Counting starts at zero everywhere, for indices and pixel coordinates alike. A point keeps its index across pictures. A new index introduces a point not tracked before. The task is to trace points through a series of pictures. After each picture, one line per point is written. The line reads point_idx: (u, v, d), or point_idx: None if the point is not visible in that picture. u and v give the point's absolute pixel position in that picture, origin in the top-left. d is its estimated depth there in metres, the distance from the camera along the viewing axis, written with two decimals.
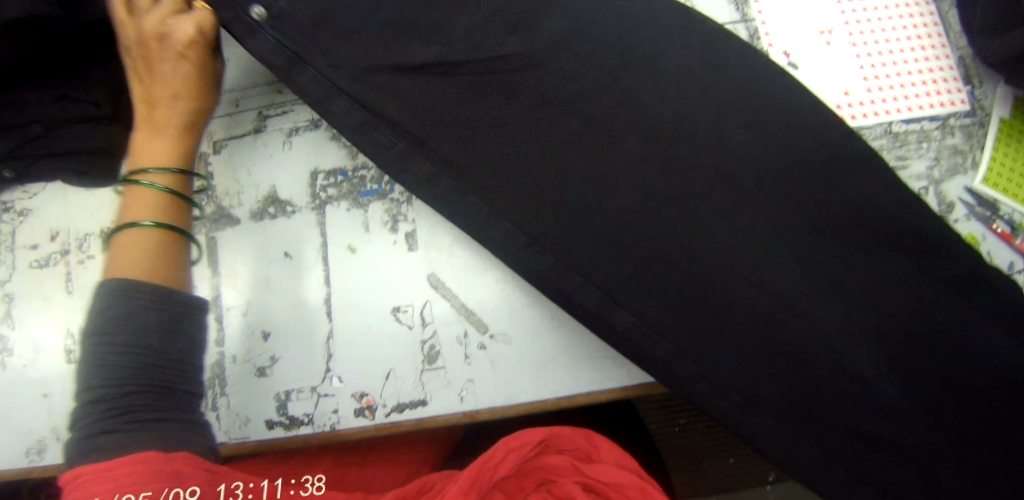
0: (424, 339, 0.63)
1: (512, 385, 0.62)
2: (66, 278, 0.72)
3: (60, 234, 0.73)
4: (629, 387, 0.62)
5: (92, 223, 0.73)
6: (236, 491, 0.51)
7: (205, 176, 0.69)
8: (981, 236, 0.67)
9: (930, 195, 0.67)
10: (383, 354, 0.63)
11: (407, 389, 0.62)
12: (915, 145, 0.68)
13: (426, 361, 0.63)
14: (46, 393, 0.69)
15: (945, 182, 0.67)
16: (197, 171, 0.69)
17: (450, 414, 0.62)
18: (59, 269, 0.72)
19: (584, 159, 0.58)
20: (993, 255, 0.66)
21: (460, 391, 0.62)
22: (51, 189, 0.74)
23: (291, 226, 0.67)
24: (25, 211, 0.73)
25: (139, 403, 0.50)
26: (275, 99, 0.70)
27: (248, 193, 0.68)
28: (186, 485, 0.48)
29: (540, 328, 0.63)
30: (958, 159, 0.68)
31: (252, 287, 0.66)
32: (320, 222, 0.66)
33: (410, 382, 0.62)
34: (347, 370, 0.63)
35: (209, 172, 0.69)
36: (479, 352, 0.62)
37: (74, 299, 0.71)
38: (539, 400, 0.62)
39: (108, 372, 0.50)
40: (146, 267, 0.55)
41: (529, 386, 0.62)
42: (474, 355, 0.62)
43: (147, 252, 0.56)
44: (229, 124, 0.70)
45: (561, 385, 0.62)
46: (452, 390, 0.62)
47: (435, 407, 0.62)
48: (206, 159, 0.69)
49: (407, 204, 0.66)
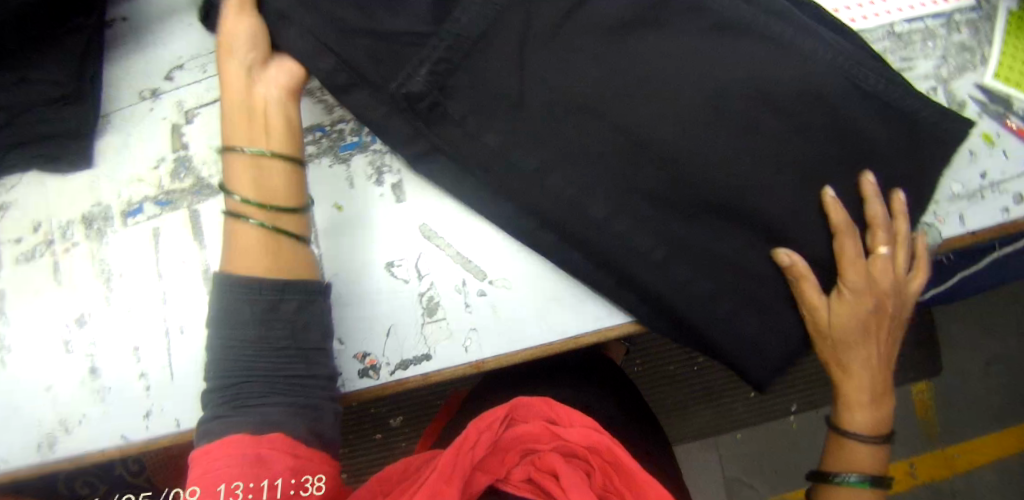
0: (422, 292, 0.61)
1: (516, 331, 0.60)
2: (53, 269, 0.69)
3: (43, 225, 0.70)
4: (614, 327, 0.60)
5: (72, 210, 0.69)
6: (238, 490, 0.48)
7: (181, 148, 0.67)
8: (995, 133, 0.64)
9: (938, 97, 0.64)
10: (381, 310, 0.61)
11: (409, 344, 0.60)
12: (919, 45, 0.64)
13: (425, 313, 0.61)
14: (49, 386, 0.67)
15: (953, 81, 0.64)
16: (171, 143, 0.67)
17: (455, 366, 0.60)
18: (46, 261, 0.69)
19: (570, 97, 0.58)
20: (1007, 152, 0.63)
21: (464, 342, 0.60)
22: (28, 178, 0.70)
23: None
24: (4, 205, 0.70)
25: (251, 388, 0.52)
26: None
27: None
28: (243, 462, 0.49)
29: (539, 268, 0.60)
30: (966, 56, 0.64)
31: None
32: None
33: (411, 336, 0.61)
34: (346, 330, 0.61)
35: (184, 143, 0.67)
36: (479, 299, 0.60)
37: (64, 291, 0.68)
38: (545, 342, 0.60)
39: (233, 362, 0.53)
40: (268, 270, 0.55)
41: (534, 329, 0.60)
42: (474, 304, 0.60)
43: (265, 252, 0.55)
44: (198, 92, 0.68)
45: (566, 325, 0.60)
46: (455, 342, 0.60)
47: (440, 360, 0.60)
48: (179, 130, 0.67)
49: (388, 155, 0.63)
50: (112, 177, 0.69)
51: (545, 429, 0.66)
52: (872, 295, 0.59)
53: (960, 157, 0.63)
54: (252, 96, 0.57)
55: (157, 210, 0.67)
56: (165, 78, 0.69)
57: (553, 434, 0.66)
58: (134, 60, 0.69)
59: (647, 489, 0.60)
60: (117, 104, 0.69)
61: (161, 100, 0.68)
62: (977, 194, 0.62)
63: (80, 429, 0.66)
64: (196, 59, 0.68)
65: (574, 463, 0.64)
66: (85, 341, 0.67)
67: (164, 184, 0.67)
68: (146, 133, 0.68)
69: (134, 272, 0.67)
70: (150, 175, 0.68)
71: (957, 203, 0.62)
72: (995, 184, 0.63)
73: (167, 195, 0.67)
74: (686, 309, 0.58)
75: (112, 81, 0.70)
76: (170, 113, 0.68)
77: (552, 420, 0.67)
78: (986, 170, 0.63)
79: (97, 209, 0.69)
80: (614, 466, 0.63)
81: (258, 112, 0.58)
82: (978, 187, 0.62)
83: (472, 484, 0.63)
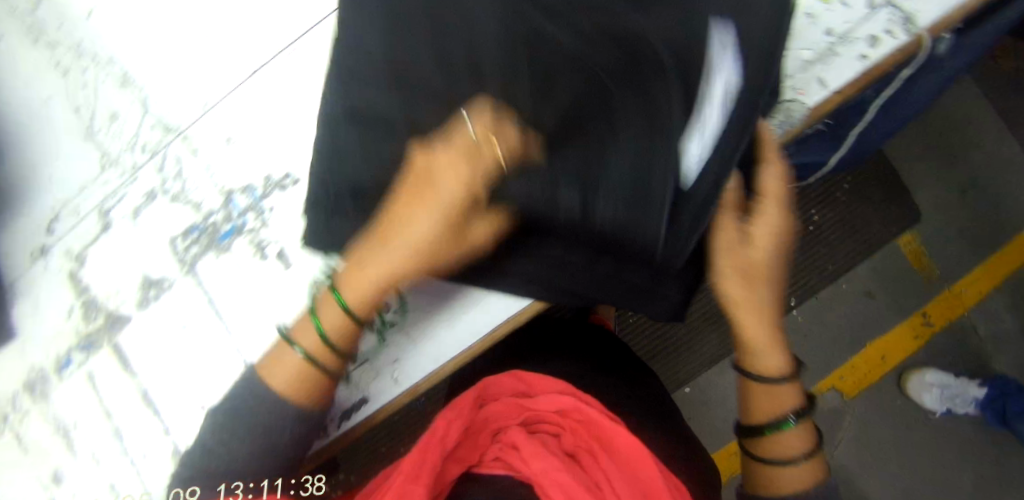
0: None
1: (437, 349, 0.62)
2: (17, 442, 0.70)
3: None
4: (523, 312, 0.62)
5: (12, 383, 0.70)
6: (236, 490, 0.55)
7: (84, 291, 0.69)
8: None
9: None
10: None
11: (343, 394, 0.62)
12: None
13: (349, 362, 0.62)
14: None
15: None
16: (74, 289, 0.69)
17: (393, 400, 0.62)
18: (8, 437, 0.70)
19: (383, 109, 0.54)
20: (846, 2, 0.62)
21: (393, 375, 0.62)
22: None
23: (176, 298, 0.66)
24: None
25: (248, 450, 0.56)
26: (109, 189, 0.69)
27: (127, 287, 0.68)
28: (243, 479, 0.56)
29: (438, 282, 0.61)
30: None
31: (172, 371, 0.66)
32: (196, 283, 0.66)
33: (342, 387, 0.62)
34: None
35: (85, 285, 0.69)
36: (391, 330, 0.61)
37: (32, 459, 0.69)
38: (465, 349, 0.61)
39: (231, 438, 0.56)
40: (298, 389, 0.56)
41: (453, 342, 0.62)
42: (389, 336, 0.62)
43: (304, 373, 0.56)
44: (81, 233, 0.69)
45: (480, 325, 0.61)
46: (385, 378, 0.62)
47: (377, 399, 0.62)
48: (77, 275, 0.69)
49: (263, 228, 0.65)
50: (35, 340, 0.70)
51: (514, 406, 0.68)
52: (761, 275, 0.62)
53: (800, 24, 0.62)
54: (416, 253, 0.52)
55: (85, 354, 0.69)
56: (48, 232, 0.70)
57: (521, 411, 0.68)
58: (16, 225, 0.71)
59: (614, 436, 0.63)
60: (17, 272, 0.71)
61: (51, 254, 0.70)
62: (830, 53, 0.61)
63: None
64: (68, 205, 0.70)
65: (540, 434, 0.66)
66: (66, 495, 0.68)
67: (82, 329, 0.69)
68: (50, 288, 0.70)
69: (87, 419, 0.68)
70: (66, 326, 0.69)
71: (811, 69, 0.61)
72: (844, 37, 0.62)
73: (88, 337, 0.69)
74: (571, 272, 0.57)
75: (5, 251, 0.71)
76: (64, 263, 0.70)
77: (518, 398, 0.69)
78: (830, 26, 0.62)
79: (35, 374, 0.70)
80: (588, 434, 0.65)
81: (426, 253, 0.52)
82: (827, 45, 0.61)
83: (449, 473, 0.63)
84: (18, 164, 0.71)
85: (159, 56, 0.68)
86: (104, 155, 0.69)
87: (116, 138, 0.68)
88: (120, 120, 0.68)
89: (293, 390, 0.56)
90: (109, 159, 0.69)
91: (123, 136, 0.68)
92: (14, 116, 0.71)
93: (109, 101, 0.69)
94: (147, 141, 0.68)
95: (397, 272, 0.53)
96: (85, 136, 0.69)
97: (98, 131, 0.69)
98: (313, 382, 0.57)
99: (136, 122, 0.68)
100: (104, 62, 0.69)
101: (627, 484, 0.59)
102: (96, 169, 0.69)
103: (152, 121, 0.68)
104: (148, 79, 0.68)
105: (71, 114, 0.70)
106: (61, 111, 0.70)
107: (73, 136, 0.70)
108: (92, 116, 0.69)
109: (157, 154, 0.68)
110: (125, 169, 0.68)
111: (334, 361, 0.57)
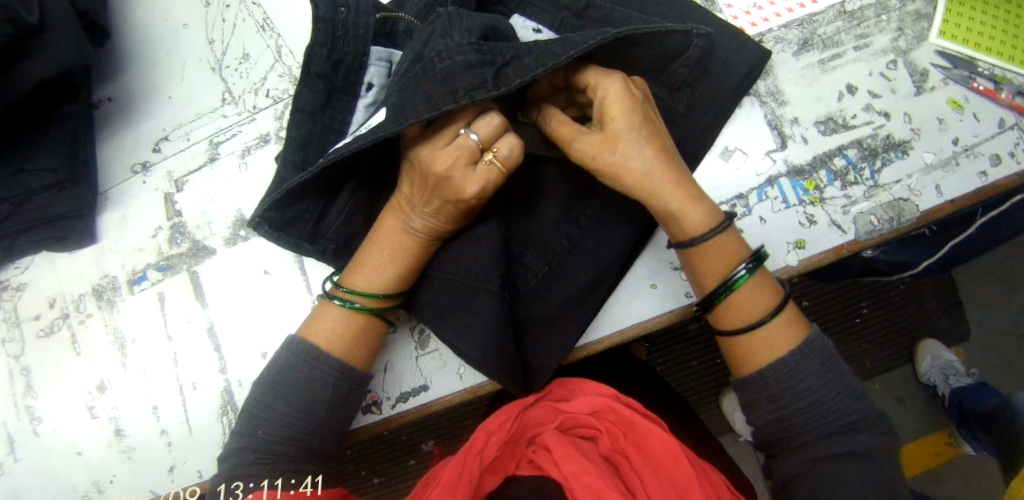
0: (413, 326, 0.64)
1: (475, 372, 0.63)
2: (71, 341, 0.72)
3: (57, 301, 0.73)
4: (635, 326, 0.61)
5: (82, 284, 0.72)
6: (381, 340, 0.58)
7: (175, 215, 0.70)
8: (962, 98, 0.63)
9: (900, 68, 0.63)
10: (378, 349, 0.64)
11: (406, 378, 0.63)
12: (873, 20, 0.64)
13: (418, 347, 0.64)
14: (77, 454, 0.70)
15: (913, 51, 0.63)
16: (166, 211, 0.70)
17: (453, 394, 0.63)
18: (65, 334, 0.72)
19: None
20: (978, 114, 0.62)
21: (459, 370, 0.63)
22: (39, 258, 0.73)
23: (265, 243, 0.68)
24: (21, 286, 0.73)
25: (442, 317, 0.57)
26: (222, 124, 0.70)
27: (218, 221, 0.69)
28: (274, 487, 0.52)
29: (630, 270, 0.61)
30: (923, 23, 0.64)
31: (240, 314, 0.68)
32: (269, 246, 0.68)
33: (407, 370, 0.64)
34: None
35: (178, 210, 0.70)
36: (453, 356, 0.63)
37: (83, 361, 0.71)
38: (584, 345, 0.61)
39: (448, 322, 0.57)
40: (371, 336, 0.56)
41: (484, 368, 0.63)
42: (442, 353, 0.63)
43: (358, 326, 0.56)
44: (185, 160, 0.70)
45: (594, 330, 0.61)
46: (450, 370, 0.63)
47: (437, 391, 0.63)
48: (172, 199, 0.70)
49: None
50: (114, 250, 0.72)
51: (550, 410, 0.63)
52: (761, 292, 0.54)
53: (930, 128, 0.62)
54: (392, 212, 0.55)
55: (160, 275, 0.70)
56: (153, 150, 0.71)
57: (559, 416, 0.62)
58: (124, 137, 0.72)
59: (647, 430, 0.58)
60: (113, 181, 0.72)
61: (152, 172, 0.71)
62: (952, 162, 0.61)
63: (112, 492, 0.69)
64: (179, 129, 0.71)
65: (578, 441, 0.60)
66: (107, 405, 0.70)
67: (163, 250, 0.70)
68: (141, 207, 0.71)
69: (146, 337, 0.70)
70: (149, 243, 0.71)
71: (931, 174, 0.61)
72: (969, 149, 0.62)
73: (167, 260, 0.70)
74: (663, 312, 0.60)
75: (106, 159, 0.72)
76: (161, 183, 0.71)
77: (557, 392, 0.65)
78: (958, 136, 0.62)
79: (105, 282, 0.72)
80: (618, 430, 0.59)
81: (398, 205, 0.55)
82: (950, 154, 0.61)
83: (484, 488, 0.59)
84: (140, 80, 0.72)
85: (298, 10, 0.70)
86: (226, 91, 0.70)
87: (242, 78, 0.70)
88: (250, 62, 0.70)
89: (359, 335, 0.56)
90: (230, 96, 0.70)
91: (250, 77, 0.70)
92: (149, 32, 0.72)
93: (243, 42, 0.70)
94: (272, 88, 0.70)
95: (399, 205, 0.55)
96: (212, 68, 0.71)
97: (226, 67, 0.70)
98: (362, 332, 0.56)
99: (266, 67, 0.70)
100: (248, 3, 0.71)
101: (665, 490, 0.54)
102: (216, 102, 0.70)
103: (281, 69, 0.70)
104: (288, 30, 0.70)
105: (203, 44, 0.71)
106: (193, 39, 0.72)
107: (200, 66, 0.71)
108: (223, 51, 0.71)
109: (279, 102, 0.69)
110: (244, 108, 0.70)
111: (334, 326, 0.55)
